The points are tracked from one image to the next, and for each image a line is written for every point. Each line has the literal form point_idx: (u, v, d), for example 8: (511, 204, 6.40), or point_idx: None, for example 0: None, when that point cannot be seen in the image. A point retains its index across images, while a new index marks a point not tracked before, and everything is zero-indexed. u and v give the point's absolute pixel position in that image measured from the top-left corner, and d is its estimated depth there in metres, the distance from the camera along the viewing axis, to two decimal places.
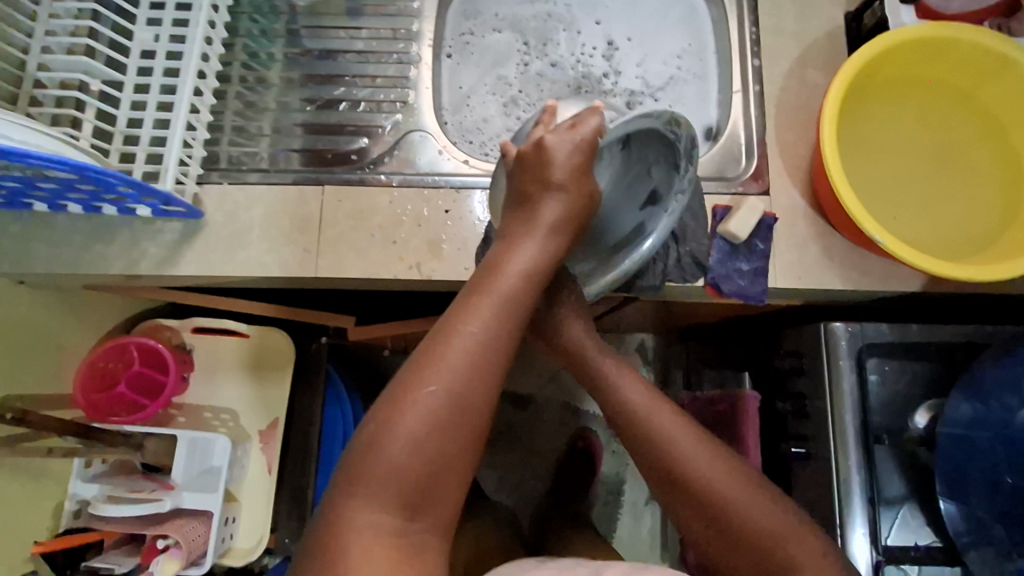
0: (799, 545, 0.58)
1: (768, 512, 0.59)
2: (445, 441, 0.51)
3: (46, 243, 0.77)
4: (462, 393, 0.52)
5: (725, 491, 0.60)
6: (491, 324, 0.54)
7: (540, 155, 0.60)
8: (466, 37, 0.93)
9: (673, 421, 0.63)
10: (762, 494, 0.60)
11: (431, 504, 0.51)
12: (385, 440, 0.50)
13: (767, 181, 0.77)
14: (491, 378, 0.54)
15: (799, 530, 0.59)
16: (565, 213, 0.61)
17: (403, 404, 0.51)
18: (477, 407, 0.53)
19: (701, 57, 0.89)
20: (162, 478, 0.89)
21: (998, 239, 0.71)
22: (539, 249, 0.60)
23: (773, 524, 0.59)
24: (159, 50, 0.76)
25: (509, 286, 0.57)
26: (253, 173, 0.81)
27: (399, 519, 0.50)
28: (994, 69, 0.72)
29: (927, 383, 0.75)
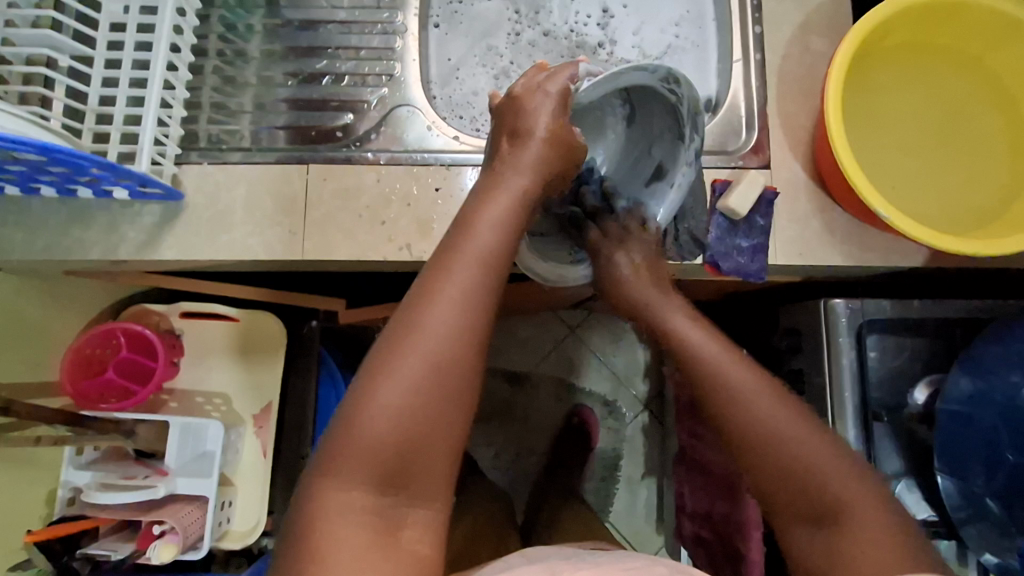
0: (849, 485, 0.52)
1: (816, 448, 0.54)
2: (421, 409, 0.50)
3: (20, 227, 0.74)
4: (438, 358, 0.50)
5: (781, 439, 0.54)
6: (468, 280, 0.53)
7: (515, 109, 0.61)
8: (454, 5, 0.89)
9: (743, 373, 0.58)
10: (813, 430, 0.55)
11: (410, 477, 0.50)
12: (359, 411, 0.49)
13: (768, 155, 0.75)
14: (469, 341, 0.52)
15: (853, 479, 0.52)
16: (541, 163, 0.60)
17: (379, 368, 0.50)
18: (457, 370, 0.51)
19: (700, 25, 0.86)
20: (157, 463, 0.87)
21: (1004, 212, 0.70)
22: (513, 195, 0.58)
23: (826, 466, 0.53)
24: (130, 22, 0.72)
25: (484, 243, 0.55)
26: (234, 152, 0.77)
27: (374, 493, 0.49)
28: (1006, 33, 0.69)
29: (929, 360, 0.74)
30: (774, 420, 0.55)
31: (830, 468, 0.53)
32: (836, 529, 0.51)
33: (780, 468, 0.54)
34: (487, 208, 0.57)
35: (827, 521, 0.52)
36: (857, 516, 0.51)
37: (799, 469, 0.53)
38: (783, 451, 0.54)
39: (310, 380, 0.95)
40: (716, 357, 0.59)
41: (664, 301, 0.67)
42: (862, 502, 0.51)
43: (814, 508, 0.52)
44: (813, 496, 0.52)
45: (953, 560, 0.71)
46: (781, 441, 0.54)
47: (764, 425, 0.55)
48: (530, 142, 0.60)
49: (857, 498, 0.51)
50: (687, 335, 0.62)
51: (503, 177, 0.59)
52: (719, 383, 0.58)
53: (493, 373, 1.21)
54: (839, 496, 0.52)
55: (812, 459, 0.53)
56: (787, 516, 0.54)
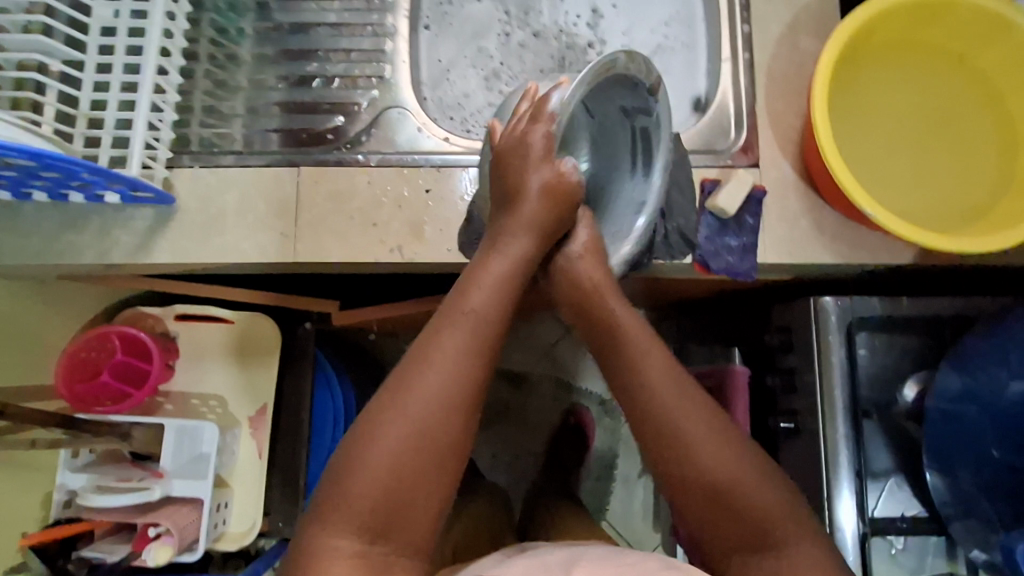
0: (789, 526, 0.53)
1: (764, 492, 0.54)
2: (416, 463, 0.50)
3: (14, 232, 0.75)
4: (434, 413, 0.51)
5: (720, 467, 0.55)
6: (458, 345, 0.53)
7: (510, 167, 0.60)
8: (444, 7, 0.89)
9: (685, 398, 0.57)
10: (761, 472, 0.55)
11: (401, 527, 0.50)
12: (358, 465, 0.50)
13: (756, 154, 0.75)
14: (465, 397, 0.52)
15: (802, 525, 0.54)
16: (538, 225, 0.60)
17: (370, 429, 0.51)
18: (444, 433, 0.51)
19: (689, 25, 0.86)
20: (152, 465, 0.87)
21: (990, 209, 0.70)
22: (511, 256, 0.59)
23: (773, 508, 0.54)
24: (121, 27, 0.72)
25: (482, 299, 0.56)
26: (226, 156, 0.78)
27: (360, 542, 0.49)
28: (991, 31, 0.70)
29: (918, 356, 0.74)
30: (734, 475, 0.54)
31: (775, 505, 0.54)
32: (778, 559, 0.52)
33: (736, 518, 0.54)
34: (483, 271, 0.58)
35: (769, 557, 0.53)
36: (799, 554, 0.52)
37: (740, 503, 0.54)
38: (740, 503, 0.54)
39: (305, 381, 0.95)
40: (658, 381, 0.58)
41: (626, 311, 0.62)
42: (802, 544, 0.53)
43: (757, 544, 0.53)
44: (754, 526, 0.53)
45: (943, 558, 0.71)
46: (721, 470, 0.55)
47: (699, 455, 0.55)
48: (525, 202, 0.60)
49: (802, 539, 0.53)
50: (639, 353, 0.60)
51: (499, 238, 0.60)
52: (660, 407, 0.57)
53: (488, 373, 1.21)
54: (783, 536, 0.53)
55: (755, 497, 0.54)
56: (739, 552, 0.54)
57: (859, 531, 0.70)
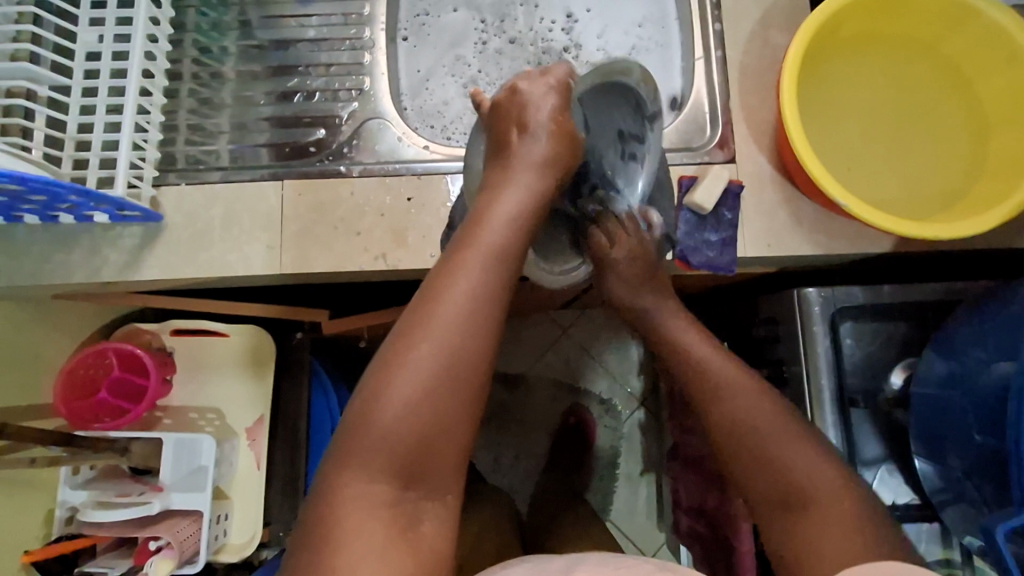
0: (824, 481, 0.54)
1: (807, 457, 0.55)
2: (435, 402, 0.50)
3: (7, 254, 0.76)
4: (451, 350, 0.51)
5: (758, 419, 0.58)
6: (476, 283, 0.53)
7: (513, 109, 0.59)
8: (421, 18, 0.91)
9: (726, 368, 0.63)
10: (804, 440, 0.57)
11: (427, 469, 0.51)
12: (376, 408, 0.50)
13: (733, 149, 0.76)
14: (479, 334, 0.52)
15: (825, 472, 0.54)
16: (545, 160, 0.59)
17: (392, 372, 0.50)
18: (468, 372, 0.51)
19: (663, 25, 0.87)
20: (152, 480, 0.88)
21: (964, 196, 0.71)
22: (524, 196, 0.57)
23: (802, 461, 0.55)
24: (105, 50, 0.74)
25: (494, 237, 0.55)
26: (213, 172, 0.79)
27: (393, 489, 0.50)
28: (957, 19, 0.70)
29: (903, 343, 0.74)
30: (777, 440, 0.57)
31: (793, 463, 0.55)
32: (802, 518, 0.53)
33: (778, 477, 0.55)
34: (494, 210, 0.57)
35: (801, 516, 0.53)
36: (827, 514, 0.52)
37: (768, 455, 0.56)
38: (778, 464, 0.56)
39: (301, 388, 0.97)
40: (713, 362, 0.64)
41: (660, 307, 0.71)
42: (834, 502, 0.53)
43: (790, 502, 0.54)
44: (774, 480, 0.55)
45: (936, 544, 0.71)
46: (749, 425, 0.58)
47: (734, 420, 0.59)
48: (529, 139, 0.59)
49: (828, 492, 0.53)
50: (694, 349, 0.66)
51: (509, 173, 0.59)
52: (710, 381, 0.63)
53: None
54: (806, 481, 0.54)
55: (784, 451, 0.56)
56: (769, 511, 0.55)
57: None
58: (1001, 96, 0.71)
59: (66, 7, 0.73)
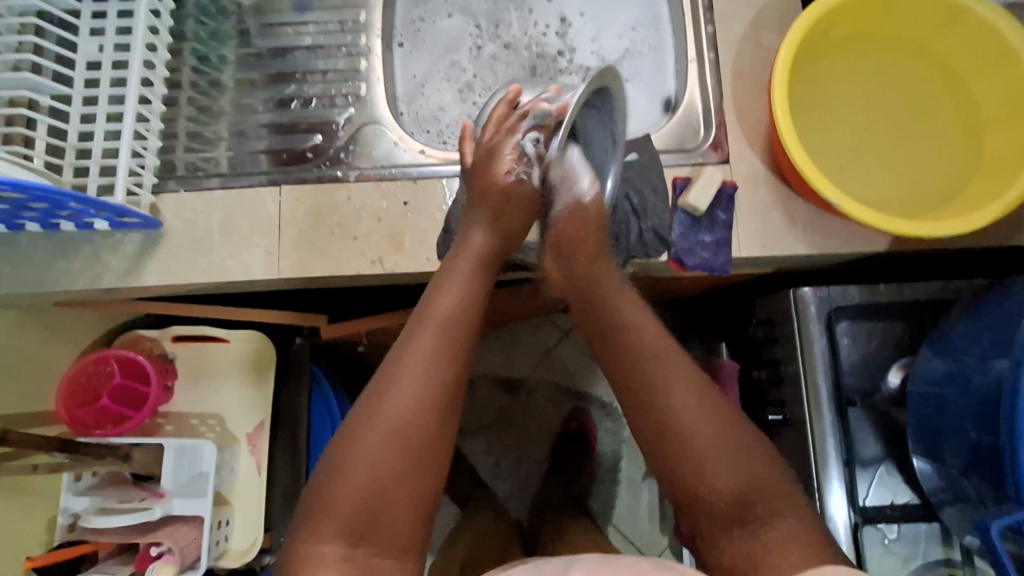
0: (774, 498, 0.53)
1: (753, 468, 0.54)
2: (389, 464, 0.51)
3: (9, 262, 0.77)
4: (407, 416, 0.52)
5: (693, 422, 0.55)
6: (434, 345, 0.55)
7: (479, 175, 0.66)
8: (417, 24, 0.92)
9: (675, 365, 0.58)
10: (756, 450, 0.55)
11: (380, 529, 0.51)
12: (336, 471, 0.51)
13: (726, 150, 0.76)
14: (435, 397, 0.54)
15: (775, 484, 0.54)
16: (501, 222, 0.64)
17: (356, 429, 0.53)
18: (424, 431, 0.53)
19: (656, 29, 0.88)
20: (153, 486, 0.87)
21: (958, 194, 0.71)
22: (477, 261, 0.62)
23: (754, 475, 0.53)
24: (105, 60, 0.75)
25: (453, 304, 0.58)
26: (212, 178, 0.80)
27: (343, 545, 0.50)
28: (947, 19, 0.71)
29: (900, 342, 0.74)
30: (716, 449, 0.54)
31: (748, 472, 0.53)
32: (756, 530, 0.52)
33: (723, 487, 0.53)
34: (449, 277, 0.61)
35: (744, 527, 0.53)
36: (780, 528, 0.51)
37: (697, 456, 0.54)
38: (712, 472, 0.54)
39: (301, 395, 0.97)
40: (658, 357, 0.58)
41: (607, 281, 0.65)
42: (786, 519, 0.52)
43: (739, 513, 0.53)
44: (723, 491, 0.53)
45: (937, 544, 0.71)
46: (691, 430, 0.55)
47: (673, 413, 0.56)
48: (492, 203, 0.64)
49: (777, 501, 0.53)
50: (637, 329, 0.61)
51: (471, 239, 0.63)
52: (647, 371, 0.58)
53: (487, 379, 1.21)
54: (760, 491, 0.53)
55: (738, 464, 0.53)
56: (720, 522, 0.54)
57: (850, 521, 0.70)
58: (993, 93, 0.71)
59: (67, 17, 0.75)
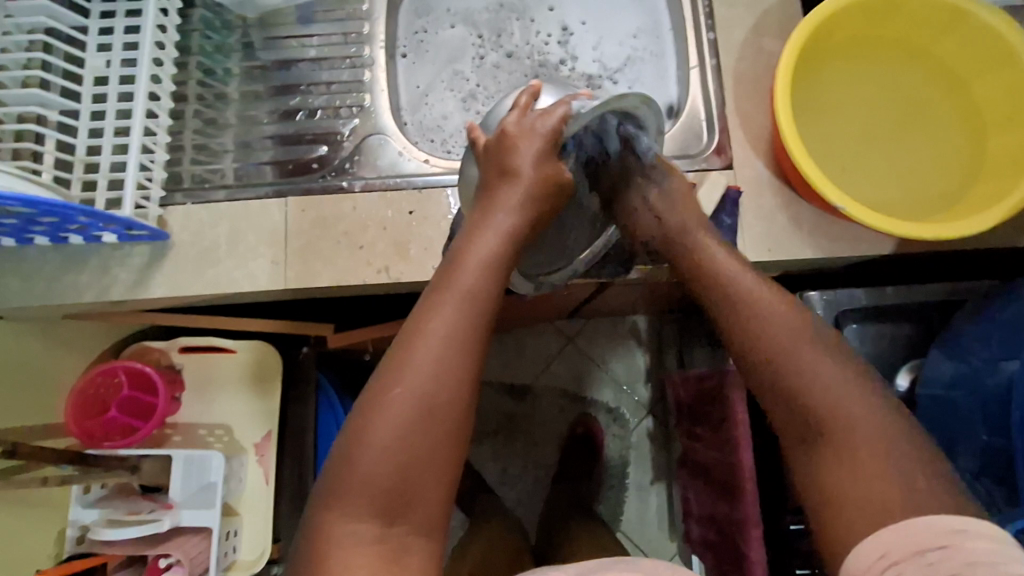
0: (876, 435, 0.50)
1: (863, 406, 0.51)
2: (414, 441, 0.50)
3: (19, 276, 0.78)
4: (430, 392, 0.51)
5: (804, 357, 0.54)
6: (453, 323, 0.53)
7: (499, 151, 0.60)
8: (419, 35, 0.92)
9: (771, 306, 0.58)
10: (859, 386, 0.53)
11: (408, 505, 0.50)
12: (358, 448, 0.50)
13: (730, 155, 0.77)
14: (459, 373, 0.52)
15: (876, 419, 0.51)
16: (524, 203, 0.59)
17: (375, 406, 0.51)
18: (450, 407, 0.51)
19: (657, 35, 0.88)
20: (162, 497, 0.89)
21: (963, 196, 0.71)
22: (497, 239, 0.58)
23: (860, 410, 0.51)
24: (113, 75, 0.76)
25: (472, 280, 0.55)
26: (218, 191, 0.81)
27: (375, 525, 0.49)
28: (947, 21, 0.71)
29: (909, 343, 0.74)
30: (824, 383, 0.53)
31: (853, 406, 0.51)
32: (847, 462, 0.50)
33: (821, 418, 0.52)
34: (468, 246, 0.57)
35: (843, 458, 0.50)
36: (876, 468, 0.49)
37: (805, 386, 0.53)
38: (818, 399, 0.52)
39: (309, 406, 0.97)
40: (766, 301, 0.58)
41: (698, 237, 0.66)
42: (896, 454, 0.49)
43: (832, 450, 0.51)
44: (799, 415, 0.53)
45: None
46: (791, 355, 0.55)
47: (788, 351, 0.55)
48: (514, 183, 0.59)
49: (877, 437, 0.50)
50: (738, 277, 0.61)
51: (487, 213, 0.59)
52: (753, 308, 0.58)
53: (494, 386, 1.21)
54: (850, 429, 0.51)
55: (845, 400, 0.51)
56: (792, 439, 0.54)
57: None
58: (996, 95, 0.71)
59: (76, 34, 0.76)
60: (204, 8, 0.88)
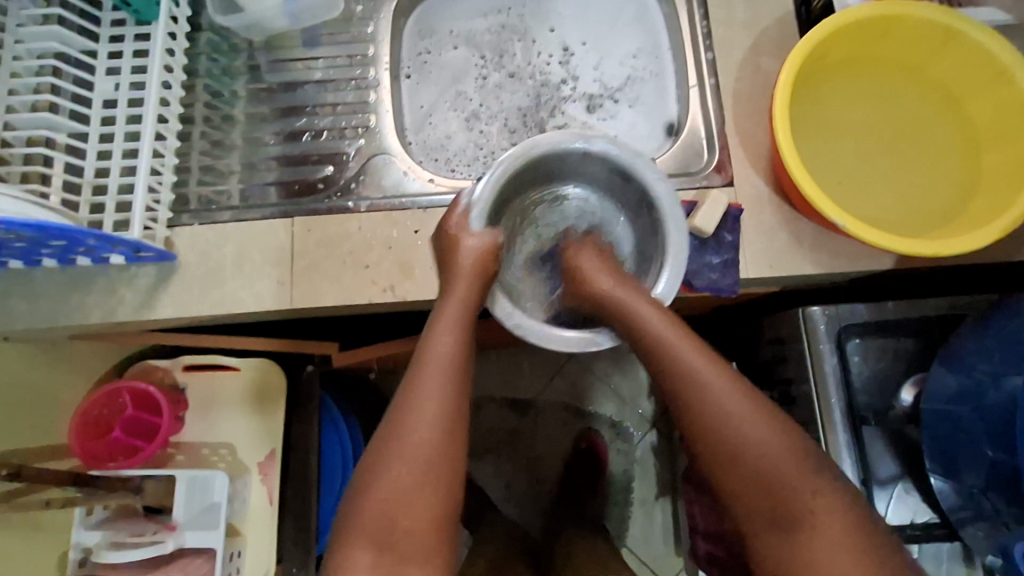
0: (811, 495, 0.57)
1: (790, 461, 0.58)
2: (404, 494, 0.58)
3: (26, 298, 0.78)
4: (413, 449, 0.59)
5: (740, 424, 0.59)
6: (433, 388, 0.61)
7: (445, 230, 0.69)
8: (423, 56, 0.94)
9: (719, 378, 0.61)
10: (790, 441, 0.59)
11: (401, 546, 0.57)
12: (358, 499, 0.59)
13: (730, 173, 0.78)
14: (437, 431, 0.60)
15: (808, 480, 0.57)
16: (478, 275, 0.66)
17: (372, 466, 0.59)
18: (431, 461, 0.59)
19: (657, 55, 0.90)
20: (165, 518, 0.88)
21: (961, 211, 0.72)
22: (461, 306, 0.65)
23: (792, 474, 0.57)
24: (121, 99, 0.77)
25: (442, 349, 0.62)
26: (224, 212, 0.82)
27: (372, 561, 0.57)
28: (942, 41, 0.72)
29: (910, 358, 0.74)
30: (760, 449, 0.58)
31: (789, 466, 0.58)
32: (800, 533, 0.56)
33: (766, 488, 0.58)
34: (441, 316, 0.65)
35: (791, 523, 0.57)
36: (825, 522, 0.56)
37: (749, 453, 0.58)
38: (757, 462, 0.58)
39: (312, 427, 0.96)
40: (715, 382, 0.60)
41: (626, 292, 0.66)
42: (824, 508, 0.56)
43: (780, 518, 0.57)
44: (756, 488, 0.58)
45: (959, 563, 0.70)
46: (746, 445, 0.58)
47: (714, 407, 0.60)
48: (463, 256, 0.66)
49: (818, 496, 0.57)
50: (648, 324, 0.63)
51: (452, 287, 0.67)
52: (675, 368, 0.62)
53: (497, 403, 1.21)
54: (790, 497, 0.57)
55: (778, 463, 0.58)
56: (758, 523, 0.58)
57: None
58: (992, 112, 0.72)
59: (85, 59, 0.77)
60: (211, 32, 0.90)
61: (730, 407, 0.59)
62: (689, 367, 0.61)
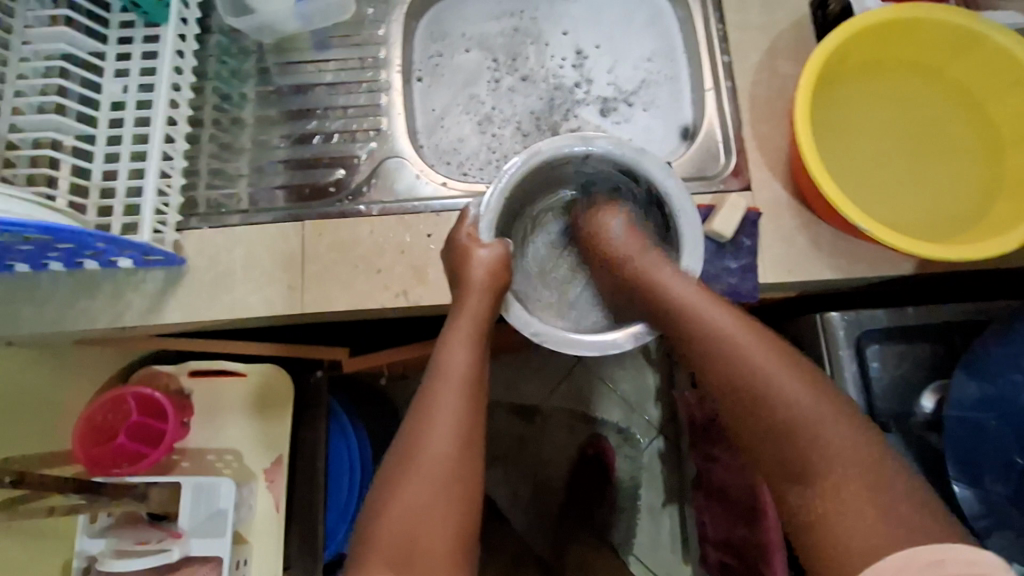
0: (846, 455, 0.54)
1: (823, 418, 0.56)
2: (421, 514, 0.56)
3: (32, 303, 0.77)
4: (428, 467, 0.57)
5: (772, 379, 0.59)
6: (449, 404, 0.60)
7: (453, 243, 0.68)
8: (435, 59, 0.93)
9: (749, 334, 0.61)
10: (827, 400, 0.57)
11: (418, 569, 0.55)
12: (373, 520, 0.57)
13: (747, 177, 0.77)
14: (454, 449, 0.58)
15: (847, 443, 0.55)
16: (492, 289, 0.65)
17: (387, 486, 0.58)
18: (449, 480, 0.57)
19: (671, 59, 0.89)
20: (170, 525, 0.86)
21: (984, 215, 0.71)
22: (474, 321, 0.64)
23: (824, 427, 0.56)
24: (131, 101, 0.76)
25: (457, 364, 0.62)
26: (234, 215, 0.80)
27: None
28: (963, 44, 0.72)
29: (933, 364, 0.73)
30: (789, 403, 0.57)
31: (817, 419, 0.56)
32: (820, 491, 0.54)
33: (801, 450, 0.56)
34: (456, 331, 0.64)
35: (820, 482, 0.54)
36: (845, 497, 0.53)
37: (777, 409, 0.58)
38: (786, 419, 0.57)
39: (321, 432, 0.95)
40: (742, 336, 0.61)
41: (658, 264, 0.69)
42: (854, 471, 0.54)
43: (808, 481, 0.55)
44: (787, 450, 0.57)
45: None
46: (772, 401, 0.58)
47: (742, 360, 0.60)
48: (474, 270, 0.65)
49: (855, 458, 0.54)
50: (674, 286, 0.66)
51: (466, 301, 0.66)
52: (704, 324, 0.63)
53: (505, 409, 1.19)
54: (819, 460, 0.55)
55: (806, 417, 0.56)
56: (781, 482, 0.58)
57: None
58: (1015, 115, 0.72)
59: (94, 60, 0.76)
60: (221, 35, 0.89)
61: (757, 361, 0.60)
62: (715, 323, 0.63)
